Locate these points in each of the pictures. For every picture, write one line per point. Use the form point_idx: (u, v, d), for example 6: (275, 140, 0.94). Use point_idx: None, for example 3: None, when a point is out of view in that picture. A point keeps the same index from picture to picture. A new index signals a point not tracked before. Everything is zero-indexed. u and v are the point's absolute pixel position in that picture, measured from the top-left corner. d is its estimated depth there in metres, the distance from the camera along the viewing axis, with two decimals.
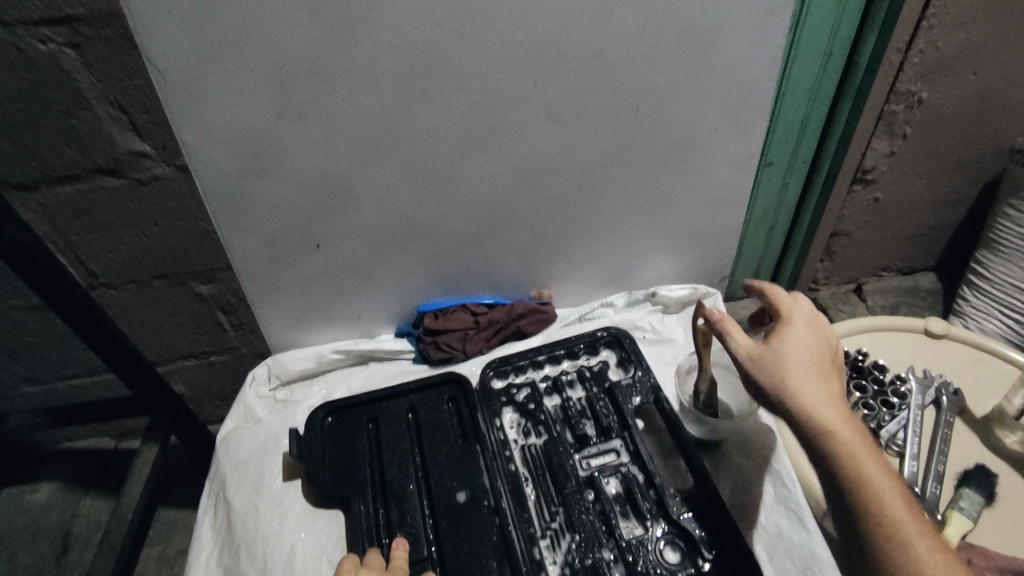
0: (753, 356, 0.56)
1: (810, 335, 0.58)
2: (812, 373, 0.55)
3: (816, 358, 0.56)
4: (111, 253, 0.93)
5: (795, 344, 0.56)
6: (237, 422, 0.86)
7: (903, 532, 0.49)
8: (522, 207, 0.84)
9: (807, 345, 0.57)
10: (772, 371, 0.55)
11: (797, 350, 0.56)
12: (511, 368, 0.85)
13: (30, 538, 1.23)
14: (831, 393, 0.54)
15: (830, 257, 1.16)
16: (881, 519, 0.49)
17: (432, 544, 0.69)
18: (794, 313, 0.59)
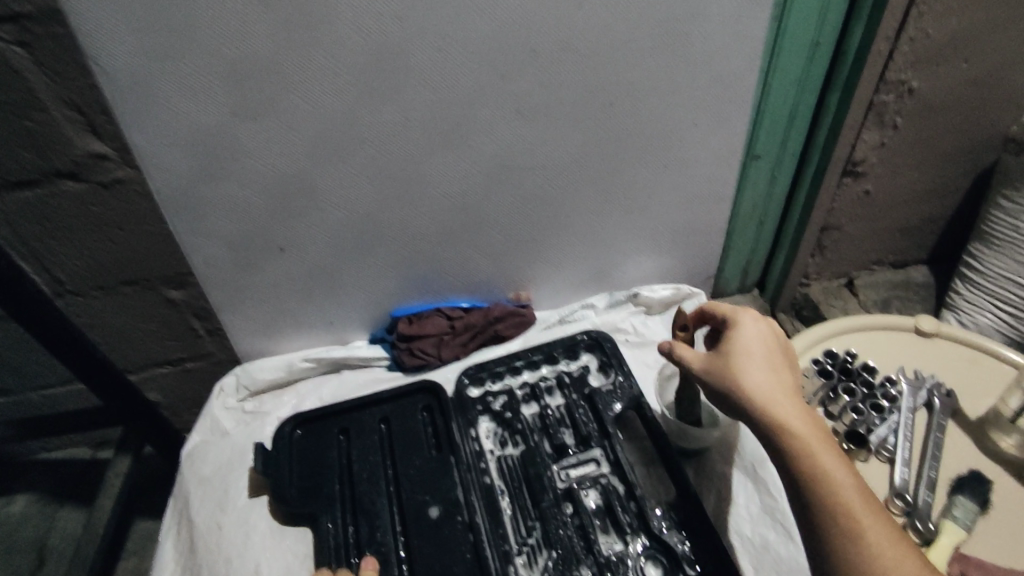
0: (705, 363, 0.59)
1: (759, 336, 0.59)
2: (764, 372, 0.56)
3: (766, 357, 0.58)
4: (77, 260, 0.89)
5: (744, 346, 0.58)
6: (203, 436, 0.82)
7: (861, 525, 0.49)
8: (497, 207, 0.80)
9: (757, 345, 0.58)
10: (723, 377, 0.57)
11: (747, 351, 0.58)
12: (487, 374, 0.81)
13: (7, 551, 1.21)
14: (783, 390, 0.55)
15: (820, 252, 1.12)
16: (840, 516, 0.49)
17: (403, 563, 0.66)
18: (744, 315, 0.61)
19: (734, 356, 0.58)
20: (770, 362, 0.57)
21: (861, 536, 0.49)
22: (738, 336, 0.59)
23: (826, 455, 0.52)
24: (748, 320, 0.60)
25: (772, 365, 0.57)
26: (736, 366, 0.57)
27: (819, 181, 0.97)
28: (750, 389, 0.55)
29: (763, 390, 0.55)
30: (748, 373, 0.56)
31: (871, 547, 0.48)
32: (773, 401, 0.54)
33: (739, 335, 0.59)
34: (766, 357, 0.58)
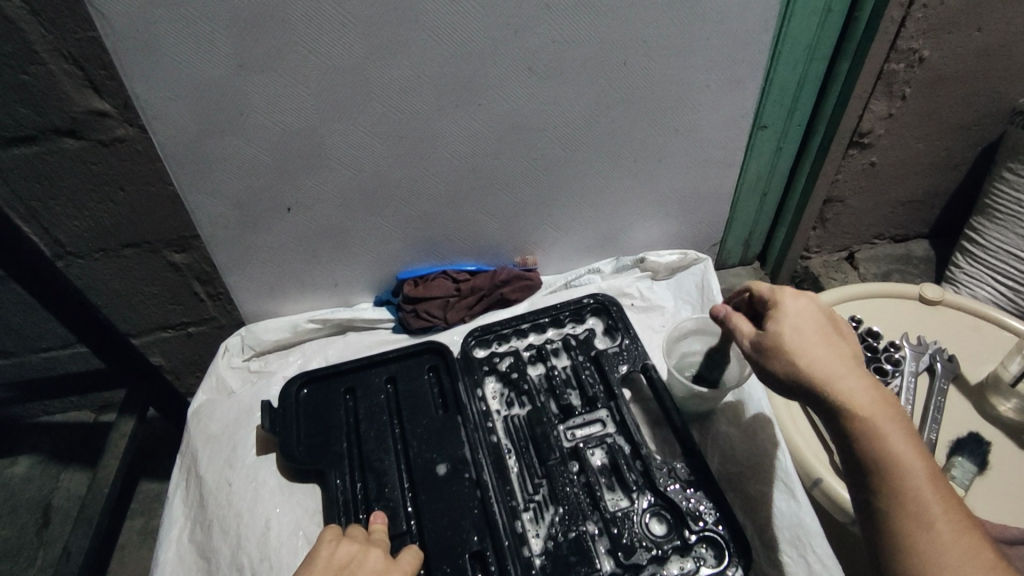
0: (758, 345, 0.55)
1: (809, 310, 0.56)
2: (820, 345, 0.53)
3: (822, 331, 0.54)
4: (77, 221, 0.88)
5: (797, 320, 0.55)
6: (209, 395, 0.82)
7: (924, 500, 0.46)
8: (506, 169, 0.79)
9: (809, 320, 0.55)
10: (781, 358, 0.53)
11: (801, 325, 0.55)
12: (493, 336, 0.82)
13: (10, 512, 1.21)
14: (844, 364, 0.52)
15: (824, 223, 1.12)
16: (893, 494, 0.47)
17: (411, 518, 0.67)
18: (791, 291, 0.58)
19: (790, 328, 0.54)
20: (826, 335, 0.54)
21: (924, 512, 0.46)
22: (789, 312, 0.56)
23: (892, 430, 0.49)
24: (795, 294, 0.57)
25: (829, 339, 0.54)
26: (791, 343, 0.53)
27: (826, 151, 0.97)
28: (809, 364, 0.52)
29: (825, 364, 0.52)
30: (806, 348, 0.53)
31: (936, 524, 0.46)
32: (834, 375, 0.51)
33: (789, 309, 0.56)
34: (821, 330, 0.54)
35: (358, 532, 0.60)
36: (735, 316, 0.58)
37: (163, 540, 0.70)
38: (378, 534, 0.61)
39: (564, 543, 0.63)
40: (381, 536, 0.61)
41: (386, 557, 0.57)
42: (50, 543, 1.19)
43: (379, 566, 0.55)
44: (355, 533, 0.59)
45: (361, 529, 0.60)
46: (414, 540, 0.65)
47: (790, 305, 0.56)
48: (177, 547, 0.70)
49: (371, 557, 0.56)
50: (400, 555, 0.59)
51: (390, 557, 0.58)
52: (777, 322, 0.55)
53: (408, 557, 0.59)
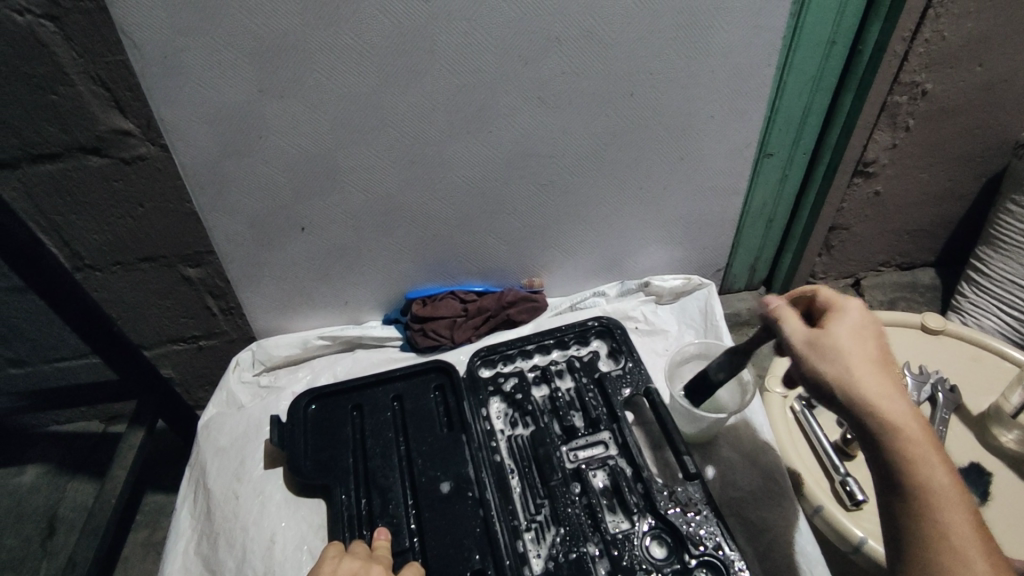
0: (811, 345, 0.52)
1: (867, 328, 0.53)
2: (876, 358, 0.50)
3: (878, 346, 0.52)
4: (96, 235, 0.91)
5: (858, 337, 0.52)
6: (219, 408, 0.84)
7: (964, 536, 0.45)
8: (514, 193, 0.82)
9: (868, 332, 0.52)
10: (835, 363, 0.50)
11: (862, 334, 0.52)
12: (498, 357, 0.83)
13: (17, 520, 1.24)
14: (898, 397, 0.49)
15: (828, 250, 1.14)
16: (929, 522, 0.46)
17: (414, 535, 0.67)
18: (853, 301, 0.55)
19: (851, 336, 0.51)
20: (882, 359, 0.51)
21: (964, 548, 0.45)
22: (850, 321, 0.53)
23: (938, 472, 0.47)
24: (858, 305, 0.54)
25: (885, 364, 0.51)
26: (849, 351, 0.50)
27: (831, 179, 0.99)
28: (868, 391, 0.49)
29: (877, 379, 0.49)
30: (865, 373, 0.50)
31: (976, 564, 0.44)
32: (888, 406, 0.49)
33: (847, 323, 0.53)
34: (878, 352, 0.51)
35: (361, 550, 0.61)
36: (790, 312, 0.55)
37: (170, 552, 0.71)
38: (381, 551, 0.62)
39: (565, 564, 0.64)
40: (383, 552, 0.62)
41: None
42: (54, 553, 1.20)
43: None
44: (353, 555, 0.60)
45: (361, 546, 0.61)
46: (416, 558, 0.66)
47: (852, 314, 0.53)
48: (184, 560, 0.71)
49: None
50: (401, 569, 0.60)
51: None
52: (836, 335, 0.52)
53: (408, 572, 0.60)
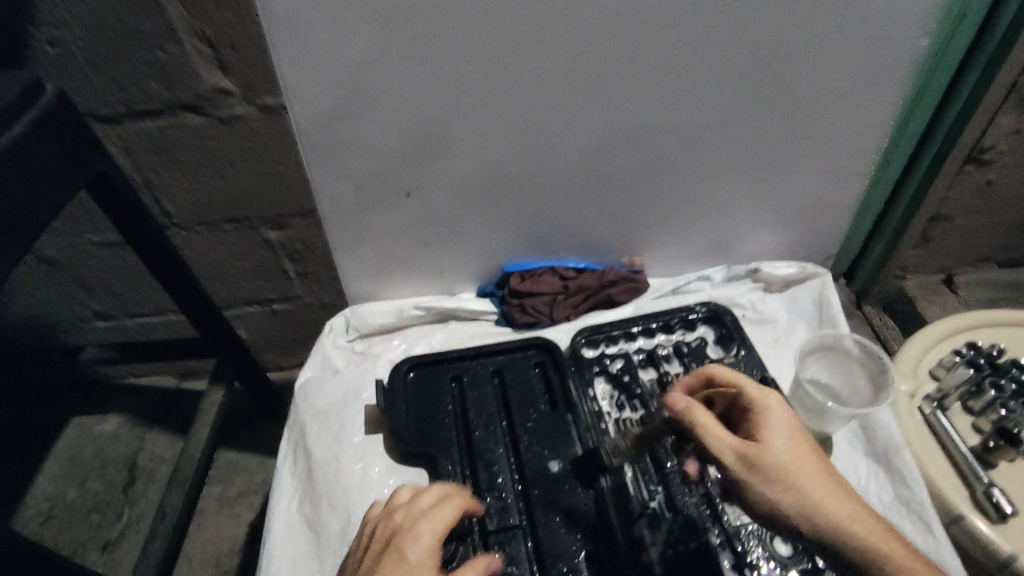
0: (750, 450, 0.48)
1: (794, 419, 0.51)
2: (817, 462, 0.47)
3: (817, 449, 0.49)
4: (187, 193, 0.97)
5: (795, 436, 0.49)
6: (315, 371, 0.83)
7: None
8: (627, 168, 0.77)
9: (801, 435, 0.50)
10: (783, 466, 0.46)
11: (782, 431, 0.49)
12: (602, 337, 0.81)
13: (99, 466, 1.28)
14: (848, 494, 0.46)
15: (924, 243, 1.06)
16: None
17: (524, 514, 0.66)
18: (770, 395, 0.52)
19: (784, 440, 0.48)
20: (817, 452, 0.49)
21: None
22: (773, 422, 0.50)
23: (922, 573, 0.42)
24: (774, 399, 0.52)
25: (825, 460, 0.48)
26: (786, 455, 0.47)
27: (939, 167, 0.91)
28: (813, 492, 0.45)
29: (833, 488, 0.46)
30: (805, 472, 0.46)
31: None
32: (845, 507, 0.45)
33: (786, 421, 0.50)
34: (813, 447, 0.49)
35: (388, 518, 0.53)
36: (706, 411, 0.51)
37: (272, 509, 0.70)
38: (432, 492, 0.55)
39: (686, 554, 0.62)
40: (409, 501, 0.53)
41: (420, 532, 0.49)
42: (135, 501, 1.24)
43: (432, 534, 0.49)
44: (382, 530, 0.52)
45: (385, 513, 0.53)
46: (528, 537, 0.64)
47: (776, 411, 0.51)
48: (287, 518, 0.69)
49: (404, 549, 0.48)
50: (434, 512, 0.51)
51: (424, 526, 0.49)
52: (773, 436, 0.48)
53: (446, 512, 0.51)
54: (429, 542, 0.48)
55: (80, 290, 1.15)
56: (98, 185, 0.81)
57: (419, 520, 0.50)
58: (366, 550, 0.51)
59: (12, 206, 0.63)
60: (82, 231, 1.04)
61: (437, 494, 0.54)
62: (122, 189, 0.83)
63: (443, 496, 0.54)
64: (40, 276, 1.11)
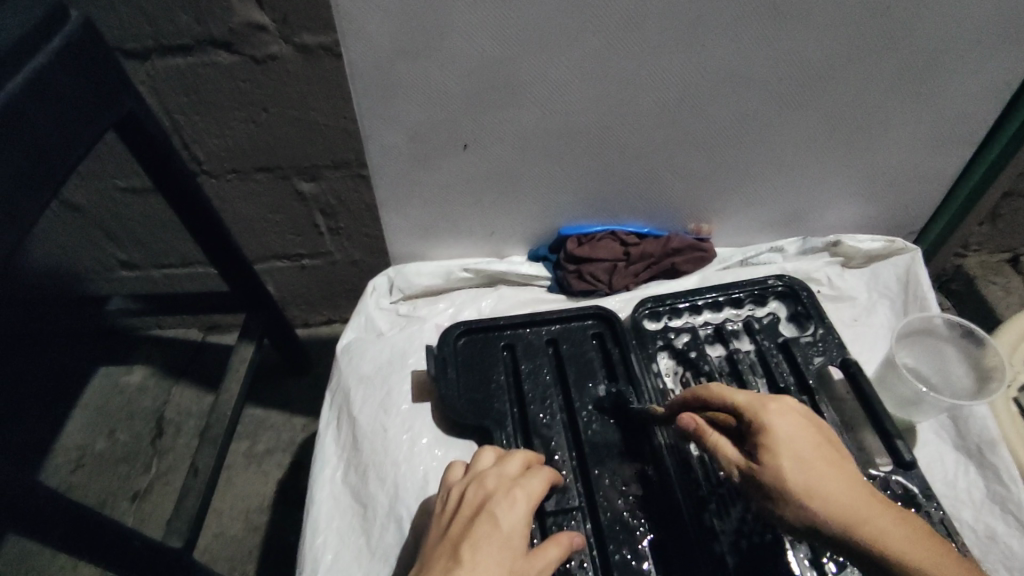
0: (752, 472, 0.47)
1: (800, 427, 0.48)
2: (826, 475, 0.45)
3: (826, 456, 0.47)
4: (217, 139, 0.93)
5: (798, 447, 0.47)
6: (358, 333, 0.79)
7: None
8: (707, 124, 0.70)
9: (807, 444, 0.47)
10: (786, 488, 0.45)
11: (785, 447, 0.47)
12: (666, 309, 0.75)
13: (127, 418, 1.26)
14: (875, 504, 0.44)
15: (992, 221, 1.13)
16: None
17: (583, 494, 0.62)
18: (770, 405, 0.50)
19: (786, 458, 0.46)
20: (832, 461, 0.46)
21: None
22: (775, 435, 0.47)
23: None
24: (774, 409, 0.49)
25: (836, 468, 0.46)
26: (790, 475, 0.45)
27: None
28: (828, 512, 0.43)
29: (845, 502, 0.44)
30: (812, 487, 0.44)
31: None
32: (864, 522, 0.43)
33: (787, 430, 0.48)
34: (824, 457, 0.46)
35: (476, 482, 0.54)
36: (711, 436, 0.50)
37: (316, 478, 0.67)
38: (520, 458, 0.57)
39: (759, 545, 0.58)
40: (498, 468, 0.55)
41: (515, 500, 0.51)
42: (163, 453, 1.23)
43: (526, 499, 0.52)
44: (472, 493, 0.52)
45: (473, 478, 0.54)
46: (587, 519, 0.60)
47: (776, 423, 0.48)
48: (331, 487, 0.66)
49: (500, 516, 0.50)
50: (525, 482, 0.53)
51: (518, 494, 0.52)
52: (775, 457, 0.46)
53: (535, 484, 0.54)
54: (523, 512, 0.51)
55: (106, 239, 1.11)
56: (127, 126, 0.75)
57: (512, 487, 0.52)
58: (454, 512, 0.52)
59: (42, 146, 0.58)
60: (108, 176, 0.99)
61: (523, 463, 0.57)
62: (151, 131, 0.77)
63: (528, 467, 0.57)
64: (65, 222, 1.07)
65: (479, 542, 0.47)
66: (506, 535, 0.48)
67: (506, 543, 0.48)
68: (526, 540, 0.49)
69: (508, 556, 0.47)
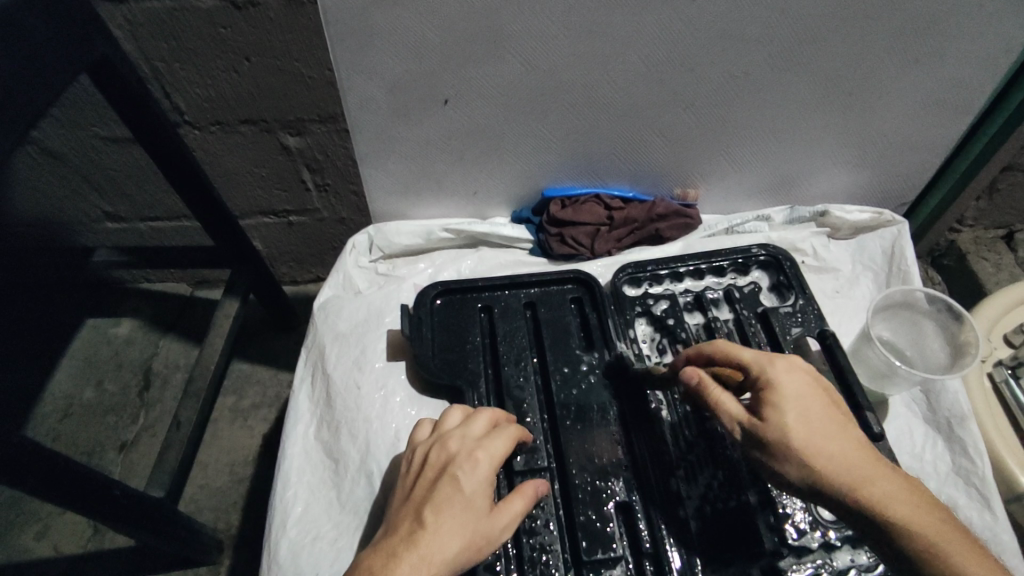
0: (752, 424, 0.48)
1: (808, 386, 0.49)
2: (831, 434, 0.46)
3: (831, 416, 0.47)
4: (198, 89, 0.90)
5: (804, 404, 0.47)
6: (336, 291, 0.78)
7: None
8: (698, 82, 0.67)
9: (815, 402, 0.48)
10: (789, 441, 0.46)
11: (795, 402, 0.47)
12: (646, 275, 0.74)
13: (115, 368, 1.28)
14: (868, 461, 0.45)
15: (988, 196, 1.11)
16: None
17: (552, 457, 0.62)
18: (782, 364, 0.50)
19: (794, 416, 0.47)
20: (832, 418, 0.47)
21: None
22: (783, 392, 0.48)
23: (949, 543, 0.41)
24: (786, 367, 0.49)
25: (841, 427, 0.47)
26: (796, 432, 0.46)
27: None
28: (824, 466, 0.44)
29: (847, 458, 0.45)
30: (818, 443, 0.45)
31: None
32: (859, 475, 0.44)
33: (797, 386, 0.48)
34: (828, 415, 0.47)
35: (439, 444, 0.54)
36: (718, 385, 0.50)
37: (289, 433, 0.67)
38: (486, 415, 0.57)
39: (723, 511, 0.59)
40: (462, 430, 0.55)
41: (478, 461, 0.52)
42: (151, 405, 1.25)
43: (491, 461, 0.52)
44: (435, 455, 0.53)
45: (438, 438, 0.54)
46: (555, 481, 0.61)
47: (785, 382, 0.49)
48: (303, 443, 0.66)
49: (462, 478, 0.50)
50: (488, 443, 0.54)
51: (481, 456, 0.52)
52: (779, 413, 0.47)
53: (499, 445, 0.54)
54: (485, 474, 0.51)
55: (89, 188, 1.09)
56: (98, 69, 0.72)
57: (475, 449, 0.53)
58: (418, 474, 0.53)
59: (4, 85, 0.55)
60: (88, 124, 0.97)
61: (488, 423, 0.57)
62: (125, 76, 0.75)
63: (494, 426, 0.57)
64: (45, 171, 1.05)
65: (441, 505, 0.48)
66: (467, 497, 0.49)
67: (469, 504, 0.49)
68: (488, 500, 0.50)
69: (472, 518, 0.48)
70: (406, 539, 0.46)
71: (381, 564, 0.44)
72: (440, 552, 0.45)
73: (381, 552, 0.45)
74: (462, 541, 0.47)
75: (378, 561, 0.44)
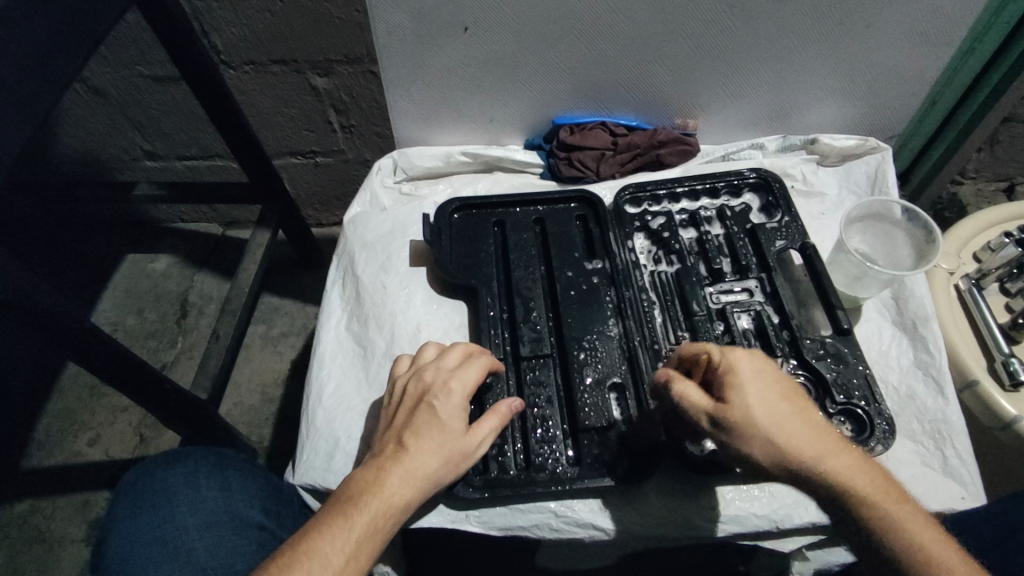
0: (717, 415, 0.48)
1: (766, 370, 0.49)
2: (796, 419, 0.47)
3: (790, 400, 0.48)
4: (234, 27, 0.97)
5: (765, 392, 0.47)
6: (363, 208, 0.86)
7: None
8: (699, 11, 0.72)
9: (768, 387, 0.48)
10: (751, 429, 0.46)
11: (760, 391, 0.47)
12: (646, 196, 0.81)
13: (155, 299, 1.37)
14: (825, 441, 0.46)
15: (992, 147, 1.11)
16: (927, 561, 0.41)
17: (554, 346, 0.71)
18: (742, 352, 0.50)
19: (755, 407, 0.47)
20: (794, 405, 0.48)
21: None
22: (744, 380, 0.48)
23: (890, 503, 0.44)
24: (746, 356, 0.49)
25: (799, 409, 0.47)
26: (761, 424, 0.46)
27: None
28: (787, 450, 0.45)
29: (803, 443, 0.46)
30: (782, 425, 0.46)
31: None
32: (816, 454, 0.45)
33: (756, 374, 0.48)
34: (790, 400, 0.48)
35: (418, 375, 0.59)
36: (684, 381, 0.50)
37: (324, 325, 0.76)
38: (471, 348, 0.62)
39: None
40: (437, 361, 0.60)
41: (451, 390, 0.57)
42: (188, 332, 1.35)
43: (463, 389, 0.57)
44: (413, 386, 0.58)
45: (415, 372, 0.59)
46: (556, 366, 0.69)
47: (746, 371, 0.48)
48: (335, 334, 0.75)
49: (437, 406, 0.55)
50: (461, 372, 0.59)
51: (454, 386, 0.57)
52: (741, 398, 0.47)
53: (472, 373, 0.59)
54: (459, 400, 0.56)
55: (132, 127, 1.16)
56: (148, 4, 0.79)
57: (449, 379, 0.58)
58: (399, 401, 0.58)
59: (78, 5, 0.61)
60: (131, 63, 1.03)
61: (462, 353, 0.61)
62: (170, 7, 0.81)
63: (468, 356, 0.61)
64: (91, 108, 1.12)
65: (419, 431, 0.54)
66: (443, 422, 0.55)
67: (444, 429, 0.54)
68: (464, 422, 0.56)
69: (446, 441, 0.54)
70: (391, 457, 0.53)
71: (365, 481, 0.51)
72: (420, 471, 0.52)
73: (365, 470, 0.52)
74: (439, 460, 0.53)
75: (362, 479, 0.51)
